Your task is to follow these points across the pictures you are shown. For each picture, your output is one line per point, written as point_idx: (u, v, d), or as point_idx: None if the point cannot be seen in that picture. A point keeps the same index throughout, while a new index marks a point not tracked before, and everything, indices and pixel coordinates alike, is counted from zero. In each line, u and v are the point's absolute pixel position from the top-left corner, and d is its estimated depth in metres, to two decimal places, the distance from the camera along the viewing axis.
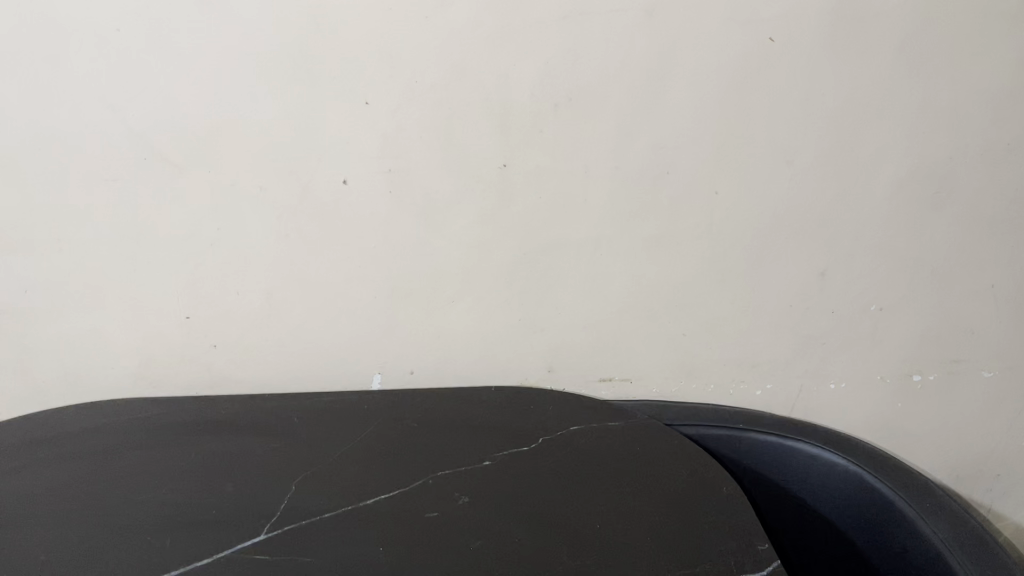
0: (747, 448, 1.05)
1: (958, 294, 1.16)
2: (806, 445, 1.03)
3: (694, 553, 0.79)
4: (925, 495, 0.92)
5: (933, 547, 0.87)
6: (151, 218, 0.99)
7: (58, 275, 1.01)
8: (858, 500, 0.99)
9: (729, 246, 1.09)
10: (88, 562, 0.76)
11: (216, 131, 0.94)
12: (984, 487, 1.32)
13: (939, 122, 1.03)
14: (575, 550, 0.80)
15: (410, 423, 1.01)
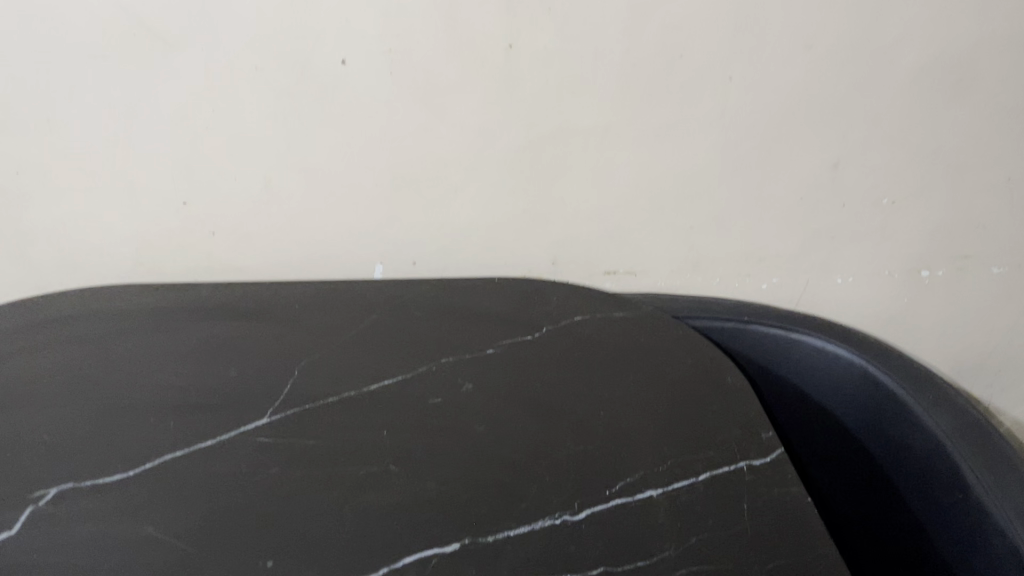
0: (752, 340, 1.04)
1: (973, 187, 1.13)
2: (809, 338, 1.02)
3: (698, 440, 0.79)
4: (928, 386, 0.92)
5: (934, 438, 0.88)
6: (143, 99, 0.95)
7: (50, 157, 0.98)
8: (859, 391, 0.98)
9: (741, 135, 1.06)
10: (93, 443, 0.77)
11: (207, 5, 0.89)
12: (983, 382, 1.33)
13: (969, 5, 0.98)
14: (578, 436, 0.80)
15: (415, 312, 1.01)
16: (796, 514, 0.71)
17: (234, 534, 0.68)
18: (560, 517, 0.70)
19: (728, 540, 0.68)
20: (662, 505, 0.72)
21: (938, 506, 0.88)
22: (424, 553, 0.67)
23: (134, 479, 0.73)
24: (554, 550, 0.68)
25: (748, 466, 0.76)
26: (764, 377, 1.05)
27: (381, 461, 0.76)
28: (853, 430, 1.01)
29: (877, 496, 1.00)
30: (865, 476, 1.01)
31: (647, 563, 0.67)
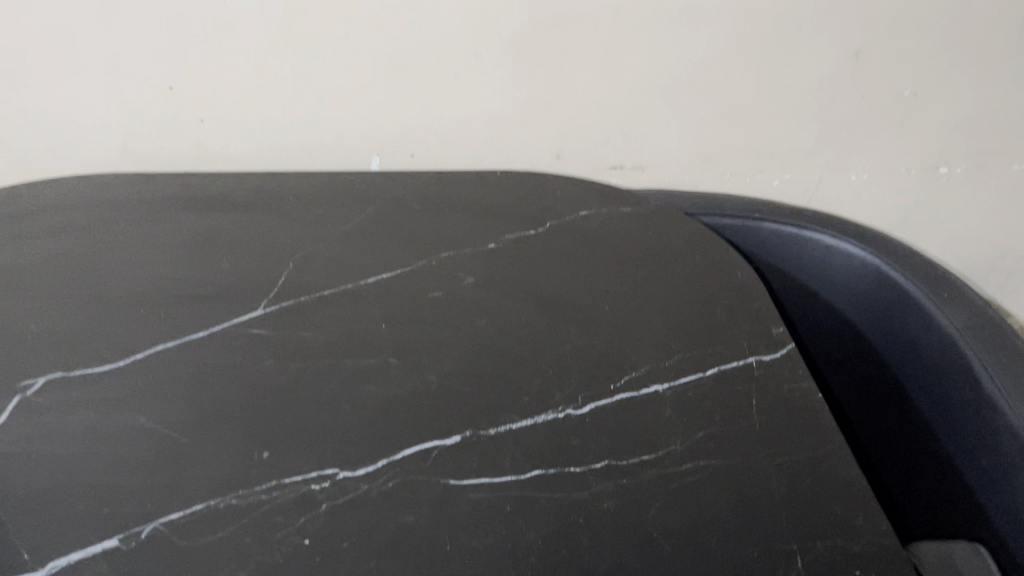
0: (762, 238, 1.00)
1: (1000, 79, 1.07)
2: (819, 236, 0.98)
3: (706, 335, 0.77)
4: (943, 285, 0.89)
5: (947, 338, 0.86)
6: None
7: (23, 36, 0.92)
8: (869, 290, 0.95)
9: (758, 19, 1.00)
10: (80, 334, 0.74)
11: None
12: (993, 281, 1.31)
13: None
14: (583, 330, 0.78)
15: (411, 209, 0.95)
16: (806, 409, 0.69)
17: (229, 426, 0.66)
18: (563, 411, 0.69)
19: (735, 434, 0.67)
20: (668, 400, 0.70)
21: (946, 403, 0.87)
22: (424, 445, 0.66)
23: (125, 370, 0.71)
24: (557, 444, 0.66)
25: (757, 362, 0.74)
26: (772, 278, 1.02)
27: (379, 354, 0.74)
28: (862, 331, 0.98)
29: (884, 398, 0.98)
30: (871, 377, 0.99)
31: (652, 456, 0.65)
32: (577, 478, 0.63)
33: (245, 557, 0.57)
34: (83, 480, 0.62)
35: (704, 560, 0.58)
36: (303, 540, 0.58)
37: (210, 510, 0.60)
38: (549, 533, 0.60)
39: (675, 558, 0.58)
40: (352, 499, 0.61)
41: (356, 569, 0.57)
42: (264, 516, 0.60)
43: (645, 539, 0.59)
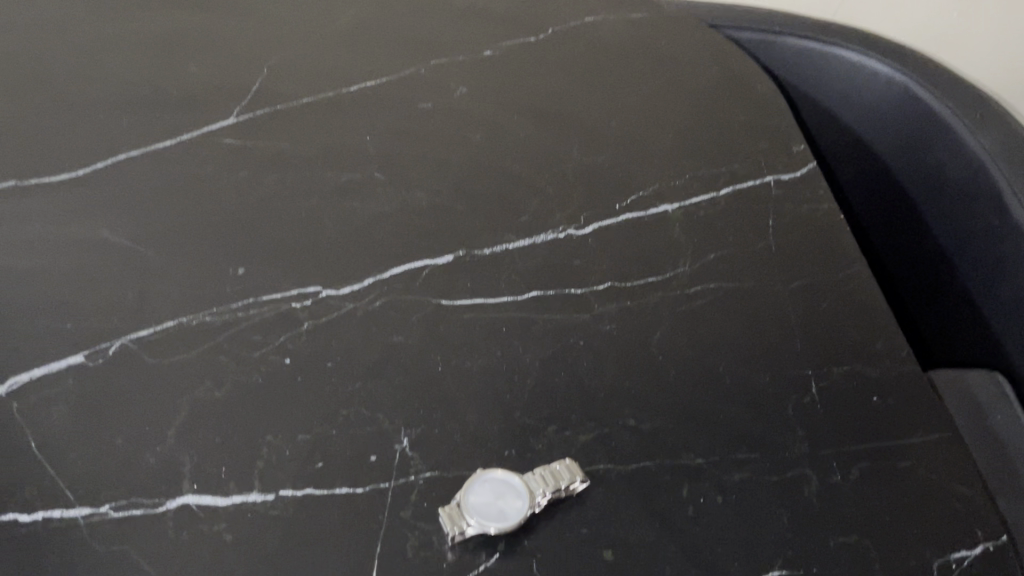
0: (783, 53, 0.91)
1: None
2: (843, 52, 0.89)
3: (721, 153, 0.70)
4: (976, 105, 0.82)
5: (975, 162, 0.79)
6: None
7: None
8: (889, 112, 0.87)
9: None
10: (34, 141, 0.68)
11: None
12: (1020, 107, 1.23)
13: None
14: (586, 145, 0.71)
15: (396, 9, 0.84)
16: (826, 233, 0.64)
17: (202, 242, 0.61)
18: (564, 231, 0.63)
19: (748, 257, 0.62)
20: (678, 221, 0.64)
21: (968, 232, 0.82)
22: (413, 264, 0.61)
23: (85, 180, 0.65)
24: (557, 265, 0.61)
25: (775, 182, 0.68)
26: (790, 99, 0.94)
27: (363, 168, 0.68)
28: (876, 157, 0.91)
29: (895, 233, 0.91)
30: (884, 210, 0.92)
31: (659, 279, 0.60)
32: (577, 301, 0.59)
33: (222, 377, 0.53)
34: (44, 295, 0.57)
35: (710, 386, 0.54)
36: (283, 359, 0.55)
37: (182, 327, 0.56)
38: (546, 357, 0.56)
39: (680, 382, 0.54)
40: (336, 318, 0.57)
41: (340, 389, 0.53)
42: (240, 333, 0.56)
43: (648, 364, 0.55)
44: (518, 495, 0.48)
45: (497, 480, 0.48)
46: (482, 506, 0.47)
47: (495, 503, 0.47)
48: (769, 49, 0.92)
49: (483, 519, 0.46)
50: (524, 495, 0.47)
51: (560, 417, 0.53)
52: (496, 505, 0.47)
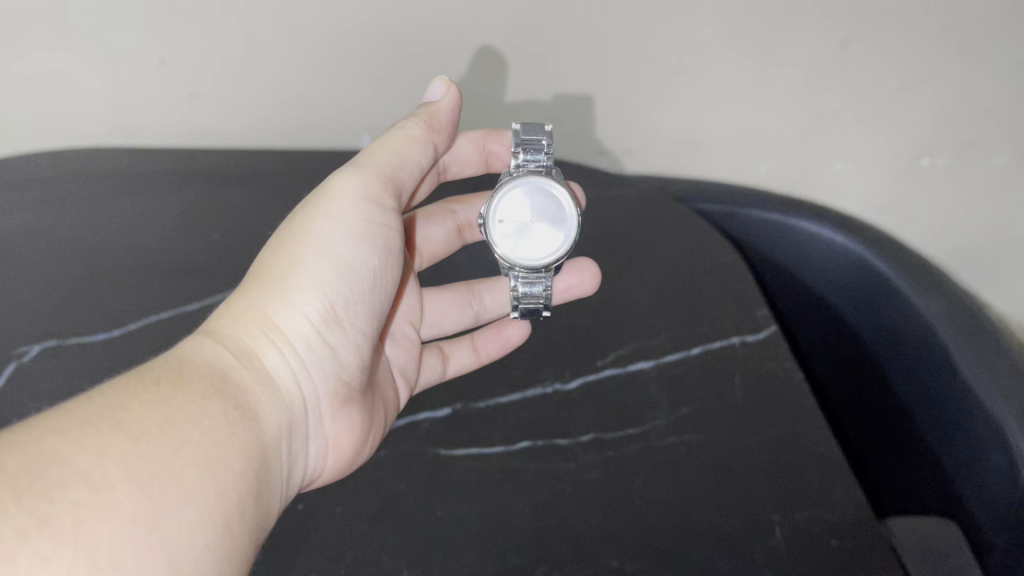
0: (837, 252, 0.97)
1: (985, 68, 1.04)
2: (902, 297, 0.90)
3: (693, 311, 0.80)
4: (949, 394, 0.84)
5: (955, 458, 0.84)
6: None
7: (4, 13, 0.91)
8: (920, 350, 0.88)
9: (753, 6, 0.96)
10: (73, 299, 0.78)
11: None
12: (986, 260, 1.27)
13: None
14: (575, 307, 0.81)
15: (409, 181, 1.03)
16: (792, 389, 0.70)
17: None
18: (552, 386, 0.72)
19: (718, 412, 0.68)
20: (653, 378, 0.72)
21: (930, 473, 0.88)
22: (415, 418, 0.70)
23: (120, 338, 0.74)
24: (545, 419, 0.69)
25: (741, 342, 0.76)
26: (848, 295, 0.98)
27: None
28: (894, 376, 0.93)
29: (835, 359, 1.02)
30: (829, 350, 1.02)
31: (639, 431, 0.67)
32: (562, 452, 0.66)
33: None
34: None
35: (688, 530, 0.59)
36: (298, 504, 0.62)
37: None
38: (537, 500, 0.62)
39: (661, 527, 0.60)
40: None
41: (350, 532, 0.60)
42: None
43: (630, 510, 0.61)
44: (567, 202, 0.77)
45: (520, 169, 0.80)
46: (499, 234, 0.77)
47: (522, 216, 0.77)
48: (817, 245, 0.99)
49: (513, 256, 0.77)
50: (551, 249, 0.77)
51: (550, 557, 0.58)
52: (522, 222, 0.77)
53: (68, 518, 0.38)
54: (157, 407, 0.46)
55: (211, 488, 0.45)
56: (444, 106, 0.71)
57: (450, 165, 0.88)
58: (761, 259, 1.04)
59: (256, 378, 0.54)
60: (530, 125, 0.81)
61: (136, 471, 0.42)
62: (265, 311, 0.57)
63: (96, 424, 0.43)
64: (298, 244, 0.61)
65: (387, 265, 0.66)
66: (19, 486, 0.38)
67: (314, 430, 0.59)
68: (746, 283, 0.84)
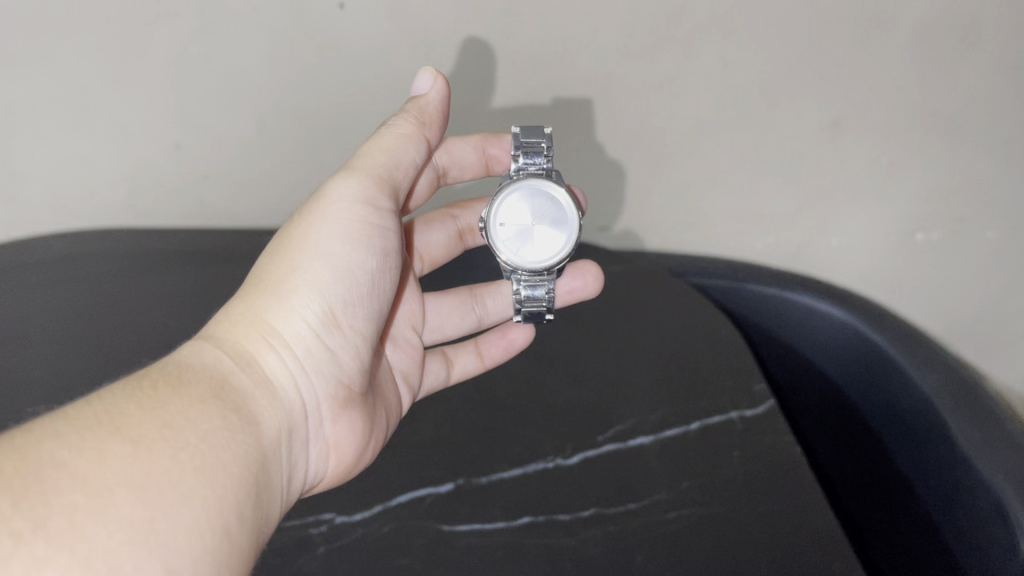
0: (835, 326, 0.99)
1: (973, 148, 1.07)
2: (901, 370, 0.92)
3: (692, 386, 0.81)
4: (949, 466, 0.84)
5: (955, 532, 0.84)
6: (124, 47, 0.91)
7: (30, 106, 0.96)
8: (918, 422, 0.89)
9: (743, 90, 1.00)
10: (88, 379, 0.80)
11: None
12: (985, 331, 1.28)
13: None
14: (576, 381, 0.82)
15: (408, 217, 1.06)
16: (790, 463, 0.71)
17: None
18: (553, 460, 0.72)
19: (717, 485, 0.69)
20: (653, 453, 0.73)
21: (931, 548, 0.87)
22: (417, 493, 0.70)
23: None
24: (546, 493, 0.69)
25: (738, 417, 0.77)
26: (848, 368, 1.00)
27: None
28: (893, 449, 0.94)
29: (832, 433, 1.03)
30: (829, 424, 1.03)
31: (639, 506, 0.68)
32: (563, 527, 0.66)
33: None
34: None
35: None
36: None
37: None
38: None
39: None
40: (348, 542, 0.66)
41: None
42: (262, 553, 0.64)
43: None
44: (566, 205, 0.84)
45: (520, 172, 0.84)
46: (503, 239, 0.84)
47: (523, 221, 0.84)
48: (814, 317, 1.01)
49: (517, 260, 0.83)
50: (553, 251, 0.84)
51: None
52: (523, 226, 0.84)
53: (66, 521, 0.39)
54: (155, 411, 0.48)
55: (208, 493, 0.46)
56: (431, 99, 0.72)
57: (450, 169, 0.86)
58: (759, 332, 1.06)
59: (255, 381, 0.56)
60: (530, 128, 0.83)
61: (132, 473, 0.43)
62: (264, 317, 0.60)
63: (94, 428, 0.44)
64: (294, 248, 0.63)
65: (382, 268, 0.68)
66: (16, 490, 0.39)
67: (314, 430, 0.62)
68: (741, 356, 0.86)
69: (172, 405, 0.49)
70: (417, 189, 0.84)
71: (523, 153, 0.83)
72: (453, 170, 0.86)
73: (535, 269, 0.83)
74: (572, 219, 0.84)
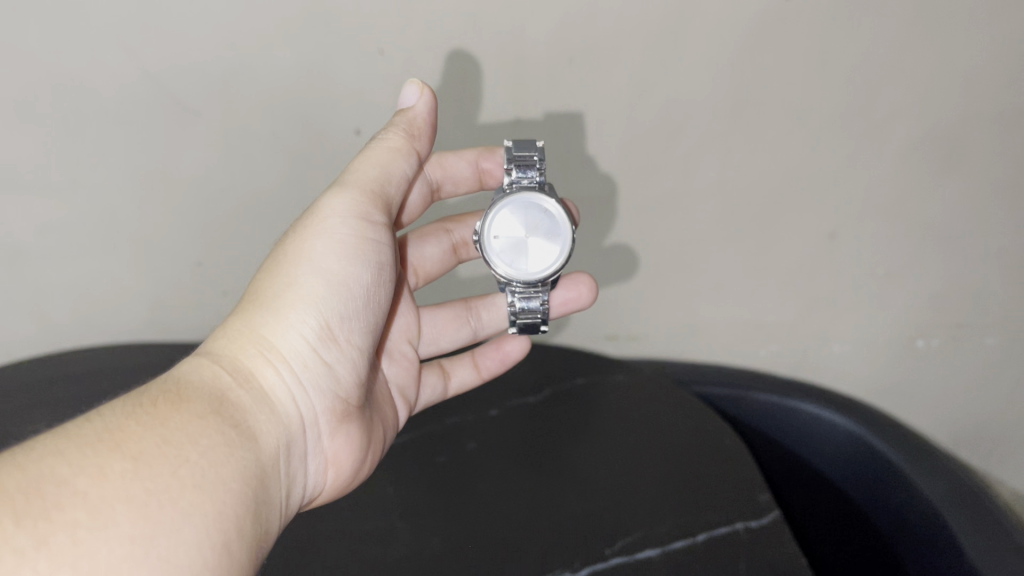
0: (841, 433, 1.01)
1: (966, 258, 1.11)
2: (906, 477, 0.93)
3: (698, 496, 0.82)
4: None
5: None
6: (155, 172, 0.97)
7: (62, 229, 1.01)
8: (926, 529, 0.89)
9: (740, 205, 1.05)
10: None
11: (211, 74, 0.89)
12: (991, 436, 1.28)
13: (956, 77, 0.95)
14: (582, 493, 0.83)
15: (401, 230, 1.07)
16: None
17: None
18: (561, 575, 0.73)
19: None
20: (660, 566, 0.74)
21: None
22: None
23: None
24: None
25: (744, 527, 0.78)
26: (854, 476, 1.00)
27: (384, 517, 0.80)
28: (903, 559, 0.93)
29: (841, 546, 1.02)
30: (837, 536, 1.03)
31: None
32: None
33: None
34: None
35: None
36: None
37: None
38: None
39: None
40: None
41: None
42: None
43: None
44: (560, 218, 0.87)
45: (513, 184, 0.87)
46: (497, 251, 0.88)
47: (516, 233, 0.88)
48: (818, 424, 1.03)
49: (511, 273, 0.88)
50: (547, 263, 0.88)
51: None
52: (516, 238, 0.88)
53: (68, 538, 0.40)
54: (154, 427, 0.49)
55: (209, 509, 0.48)
56: (418, 111, 0.74)
57: (443, 184, 0.89)
58: (765, 441, 1.07)
59: (253, 396, 0.59)
60: (522, 142, 0.86)
61: (133, 487, 0.45)
62: (262, 332, 0.63)
63: (95, 445, 0.46)
64: (288, 263, 0.66)
65: (375, 282, 0.71)
66: (17, 506, 0.40)
67: (311, 442, 0.65)
68: (746, 466, 0.87)
69: (172, 422, 0.51)
70: (409, 203, 0.86)
71: (516, 166, 0.85)
72: (447, 184, 0.88)
73: (530, 281, 0.88)
74: (566, 232, 0.88)
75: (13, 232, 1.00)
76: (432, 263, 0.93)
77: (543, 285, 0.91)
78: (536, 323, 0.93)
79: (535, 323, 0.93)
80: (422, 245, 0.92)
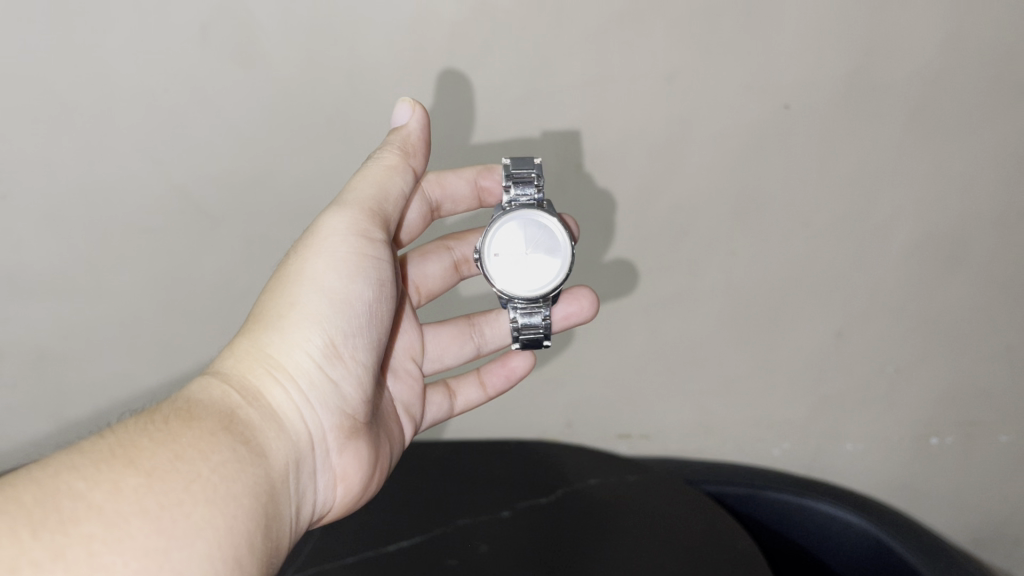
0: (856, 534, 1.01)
1: (974, 356, 1.11)
2: None
3: None
4: None
5: None
6: (178, 275, 1.00)
7: (84, 332, 1.03)
8: None
9: (748, 305, 1.07)
10: None
11: (236, 182, 0.93)
12: (1013, 535, 1.26)
13: (952, 179, 0.98)
14: None
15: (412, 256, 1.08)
16: None
17: None
18: None
19: None
20: None
21: None
22: None
23: None
24: None
25: None
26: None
27: None
28: None
29: None
30: None
31: None
32: None
33: None
34: None
35: None
36: None
37: None
38: None
39: None
40: None
41: None
42: None
43: None
44: (560, 234, 0.89)
45: (512, 202, 0.88)
46: (498, 267, 0.89)
47: (517, 250, 0.90)
48: (833, 525, 1.02)
49: (513, 291, 0.89)
50: (549, 277, 0.90)
51: None
52: (517, 255, 0.90)
53: (83, 550, 0.44)
54: (167, 445, 0.53)
55: (220, 523, 0.51)
56: (411, 128, 0.73)
57: (443, 203, 0.89)
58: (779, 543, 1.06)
59: (262, 415, 0.61)
60: (520, 158, 0.87)
61: (143, 500, 0.48)
62: (269, 352, 0.65)
63: (110, 460, 0.49)
64: (291, 282, 0.67)
65: (380, 297, 0.71)
66: (35, 520, 0.44)
67: (321, 458, 0.66)
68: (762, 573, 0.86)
69: (184, 438, 0.54)
70: (406, 220, 0.86)
71: (515, 184, 0.87)
72: (447, 202, 0.89)
73: (529, 297, 0.89)
74: (565, 247, 0.89)
75: (39, 336, 1.03)
76: (434, 282, 0.93)
77: (544, 300, 0.91)
78: (539, 339, 0.91)
79: (538, 339, 0.91)
80: (422, 264, 0.92)
